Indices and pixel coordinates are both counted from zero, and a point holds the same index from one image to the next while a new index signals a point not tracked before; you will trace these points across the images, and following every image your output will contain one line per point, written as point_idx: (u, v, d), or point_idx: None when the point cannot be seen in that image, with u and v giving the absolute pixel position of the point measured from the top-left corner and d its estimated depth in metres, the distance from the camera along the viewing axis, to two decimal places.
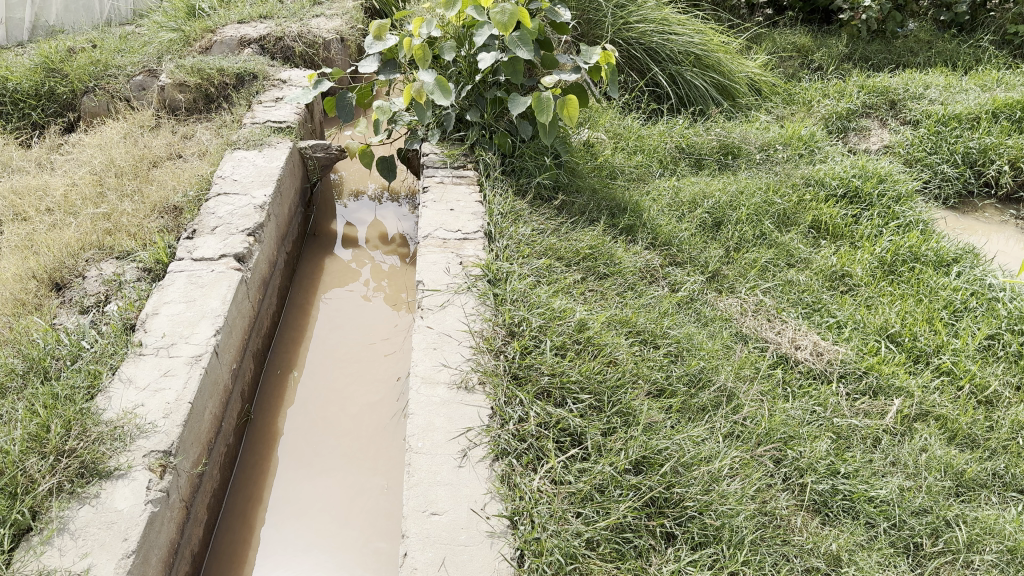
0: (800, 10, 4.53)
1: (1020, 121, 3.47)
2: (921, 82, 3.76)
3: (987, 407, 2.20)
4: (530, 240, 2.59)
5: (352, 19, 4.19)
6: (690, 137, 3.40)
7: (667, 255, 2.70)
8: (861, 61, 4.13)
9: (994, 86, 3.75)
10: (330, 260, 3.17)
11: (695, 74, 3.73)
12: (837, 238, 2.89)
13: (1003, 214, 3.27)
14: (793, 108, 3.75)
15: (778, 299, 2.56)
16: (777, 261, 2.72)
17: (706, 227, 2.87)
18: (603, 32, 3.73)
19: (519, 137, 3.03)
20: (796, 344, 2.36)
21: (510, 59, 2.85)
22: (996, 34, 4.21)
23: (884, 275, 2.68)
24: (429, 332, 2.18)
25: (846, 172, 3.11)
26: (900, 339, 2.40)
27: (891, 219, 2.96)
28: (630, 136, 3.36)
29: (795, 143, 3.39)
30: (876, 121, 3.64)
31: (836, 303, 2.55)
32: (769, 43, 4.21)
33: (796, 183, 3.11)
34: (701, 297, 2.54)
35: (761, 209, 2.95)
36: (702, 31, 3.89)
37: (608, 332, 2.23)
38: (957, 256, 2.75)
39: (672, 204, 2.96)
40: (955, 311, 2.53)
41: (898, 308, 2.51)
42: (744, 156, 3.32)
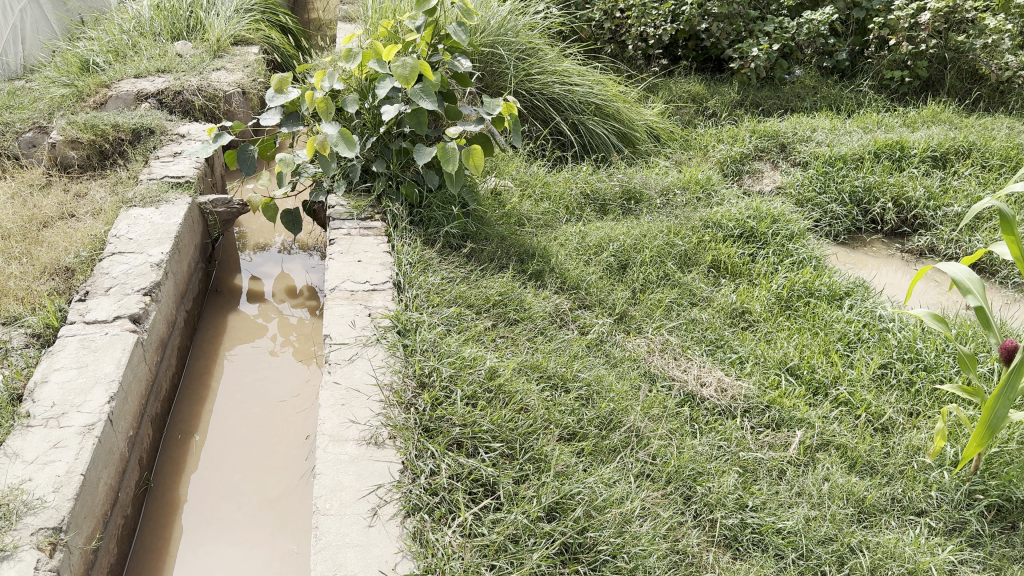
0: (693, 60, 4.74)
1: (900, 160, 3.69)
2: (808, 126, 3.97)
3: (883, 433, 2.29)
4: (440, 288, 2.58)
5: (253, 72, 4.16)
6: (594, 182, 3.48)
7: (576, 299, 2.74)
8: (752, 107, 4.34)
9: (874, 128, 3.99)
10: (234, 316, 3.09)
11: (596, 122, 3.84)
12: (736, 276, 3.00)
13: (890, 248, 3.44)
14: (690, 154, 3.90)
15: (683, 337, 2.63)
16: (680, 300, 2.80)
17: (612, 270, 2.93)
18: (506, 83, 3.81)
19: (426, 186, 3.04)
20: (701, 381, 2.42)
21: (413, 111, 2.87)
22: (874, 79, 4.44)
23: (781, 310, 2.79)
24: (337, 388, 2.14)
25: (741, 213, 3.24)
26: (799, 372, 2.49)
27: (786, 256, 3.09)
28: (536, 183, 3.41)
29: (693, 187, 3.51)
30: (767, 164, 3.83)
31: (737, 339, 2.63)
32: (665, 92, 4.38)
33: (695, 225, 3.21)
34: (610, 339, 2.58)
35: (664, 250, 3.04)
36: (601, 82, 4.01)
37: (518, 379, 2.23)
38: (848, 290, 2.88)
39: (578, 249, 3.02)
40: (849, 342, 2.65)
41: (796, 341, 2.61)
42: (646, 200, 3.42)
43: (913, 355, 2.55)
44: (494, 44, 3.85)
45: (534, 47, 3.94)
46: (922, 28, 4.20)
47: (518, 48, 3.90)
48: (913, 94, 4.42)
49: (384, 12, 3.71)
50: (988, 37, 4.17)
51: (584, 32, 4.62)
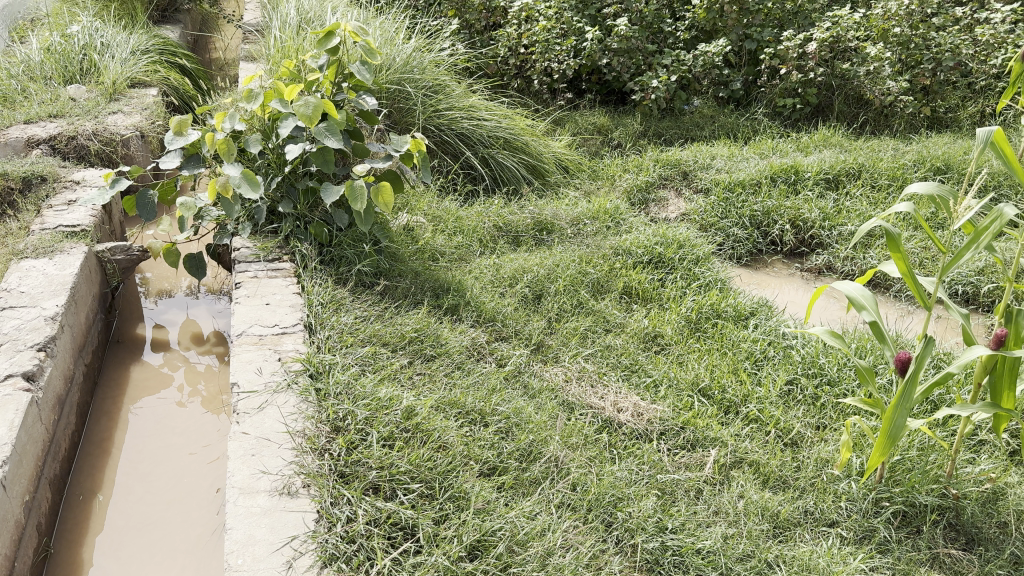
0: (597, 93, 4.86)
1: (795, 183, 3.86)
2: (708, 154, 4.12)
3: (793, 448, 2.37)
4: (353, 328, 2.55)
5: (152, 115, 4.05)
6: (506, 215, 3.51)
7: (492, 331, 2.75)
8: (655, 137, 4.49)
9: (770, 154, 4.17)
10: (137, 367, 2.97)
11: (505, 155, 3.88)
12: (648, 301, 3.06)
13: (790, 267, 3.57)
14: (598, 184, 3.99)
15: (599, 364, 2.66)
16: (595, 327, 2.84)
17: (527, 301, 2.95)
18: (414, 120, 3.82)
19: (335, 225, 3.01)
20: (618, 407, 2.45)
21: (319, 150, 2.84)
22: (768, 107, 4.64)
23: (691, 332, 2.87)
24: (247, 438, 2.08)
25: (649, 240, 3.32)
26: (711, 392, 2.56)
27: (693, 279, 3.18)
28: (448, 217, 3.42)
29: (602, 216, 3.58)
30: (671, 191, 3.94)
31: (651, 363, 2.68)
32: (571, 125, 4.48)
33: (606, 253, 3.28)
34: (527, 369, 2.59)
35: (577, 279, 3.08)
36: (508, 116, 4.06)
37: (436, 417, 2.21)
38: (753, 310, 2.98)
39: (493, 281, 3.03)
40: (756, 360, 2.73)
41: (706, 362, 2.68)
42: (558, 231, 3.47)
43: (816, 370, 2.64)
44: (400, 81, 3.86)
45: (441, 84, 3.97)
46: (810, 58, 4.42)
47: (425, 84, 3.91)
48: (804, 120, 4.63)
49: (287, 51, 3.67)
50: (870, 65, 4.40)
51: (490, 67, 4.69)
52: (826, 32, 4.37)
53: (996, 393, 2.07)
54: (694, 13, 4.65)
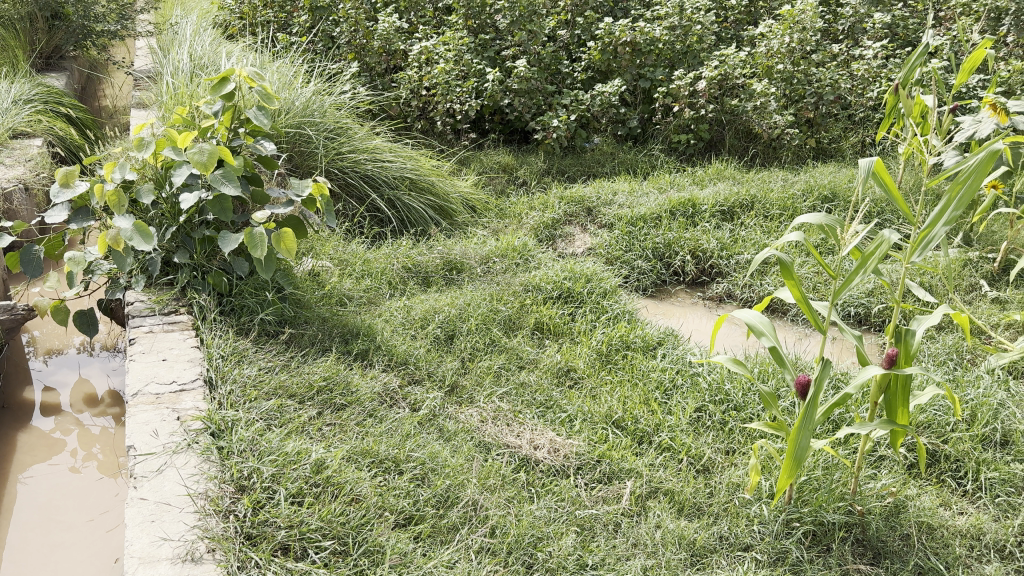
0: (500, 132, 4.93)
1: (693, 216, 3.99)
2: (610, 189, 4.22)
3: (705, 474, 2.41)
4: (257, 381, 2.47)
5: (37, 166, 3.87)
6: (415, 256, 3.49)
7: (405, 375, 2.70)
8: (559, 174, 4.58)
9: (668, 188, 4.31)
10: (25, 433, 2.79)
11: (412, 197, 3.87)
12: (559, 336, 3.09)
13: (693, 296, 3.67)
14: (506, 222, 4.02)
15: (514, 402, 2.65)
16: (508, 365, 2.83)
17: (439, 342, 2.92)
18: (316, 163, 3.77)
19: (235, 274, 2.92)
20: (535, 444, 2.44)
21: (215, 198, 2.76)
22: (664, 143, 4.80)
23: (602, 364, 2.90)
24: (145, 504, 1.97)
25: (558, 275, 3.36)
26: (624, 424, 2.58)
27: (602, 312, 3.22)
28: (356, 261, 3.37)
29: (511, 253, 3.60)
30: (577, 227, 4.02)
31: (565, 398, 2.69)
32: (476, 164, 4.53)
33: (516, 290, 3.29)
34: (442, 412, 2.55)
35: (488, 317, 3.08)
36: (413, 157, 4.05)
37: (347, 468, 2.16)
38: (660, 339, 3.04)
39: (404, 323, 2.99)
40: (666, 390, 2.78)
41: (618, 394, 2.70)
42: (467, 270, 3.47)
43: (723, 396, 2.70)
44: (300, 124, 3.80)
45: (343, 126, 3.93)
46: (700, 95, 4.61)
47: (326, 127, 3.86)
48: (698, 155, 4.82)
49: (180, 98, 3.57)
50: (756, 100, 4.58)
51: (392, 109, 4.69)
52: (714, 70, 4.56)
53: (891, 409, 2.16)
54: (589, 55, 4.79)
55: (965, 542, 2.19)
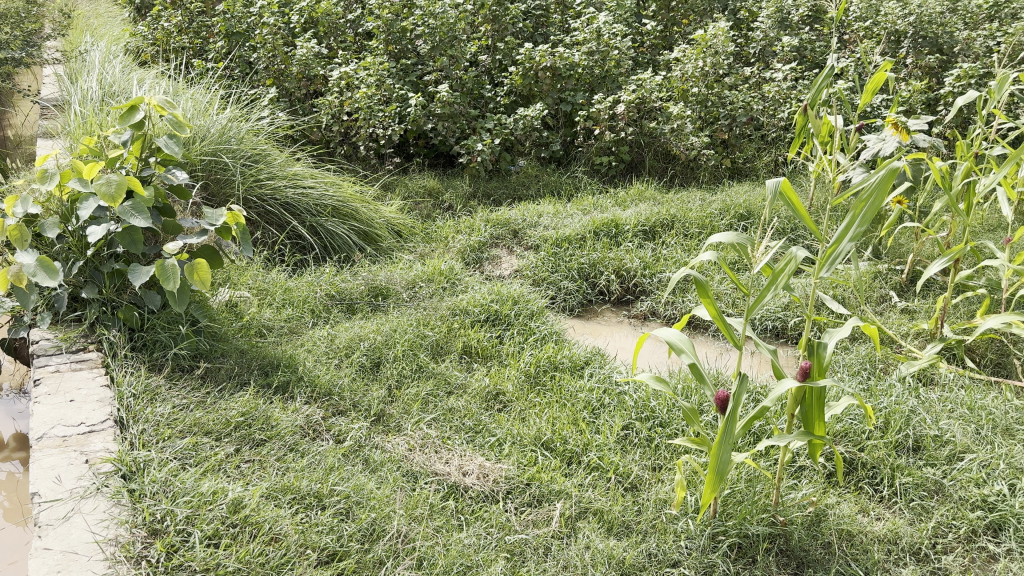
0: (425, 156, 4.95)
1: (616, 236, 4.06)
2: (535, 212, 4.25)
3: (633, 492, 2.42)
4: (171, 419, 2.39)
5: None
6: (339, 283, 3.44)
7: (329, 406, 2.65)
8: (484, 198, 4.60)
9: (592, 209, 4.37)
10: None
11: (335, 223, 3.83)
12: (487, 359, 3.08)
13: (619, 315, 3.70)
14: (432, 246, 4.01)
15: (442, 428, 2.62)
16: (436, 391, 2.80)
17: (365, 370, 2.88)
18: (233, 190, 3.67)
19: (147, 308, 2.82)
20: (463, 470, 2.41)
21: (125, 229, 2.66)
22: (587, 165, 4.88)
23: (531, 386, 2.90)
24: (50, 554, 1.88)
25: (485, 298, 3.36)
26: (553, 445, 2.58)
27: (529, 334, 3.23)
28: (276, 290, 3.31)
29: (437, 277, 3.58)
30: (503, 249, 4.03)
31: (494, 421, 2.67)
32: (401, 189, 4.52)
33: (443, 314, 3.28)
34: (368, 442, 2.50)
35: (415, 343, 3.05)
36: (335, 183, 4.01)
37: (266, 507, 2.10)
38: (587, 359, 3.06)
39: (327, 352, 2.94)
40: (594, 409, 2.79)
41: (547, 416, 2.71)
42: (393, 296, 3.43)
43: (649, 413, 2.73)
44: (216, 151, 3.70)
45: (261, 153, 3.87)
46: (620, 118, 4.70)
47: (243, 154, 3.79)
48: (620, 176, 4.92)
49: (89, 127, 3.45)
50: (673, 123, 4.69)
51: (314, 134, 4.64)
52: (632, 94, 4.64)
53: (808, 421, 2.21)
54: (511, 80, 4.84)
55: (883, 547, 2.26)
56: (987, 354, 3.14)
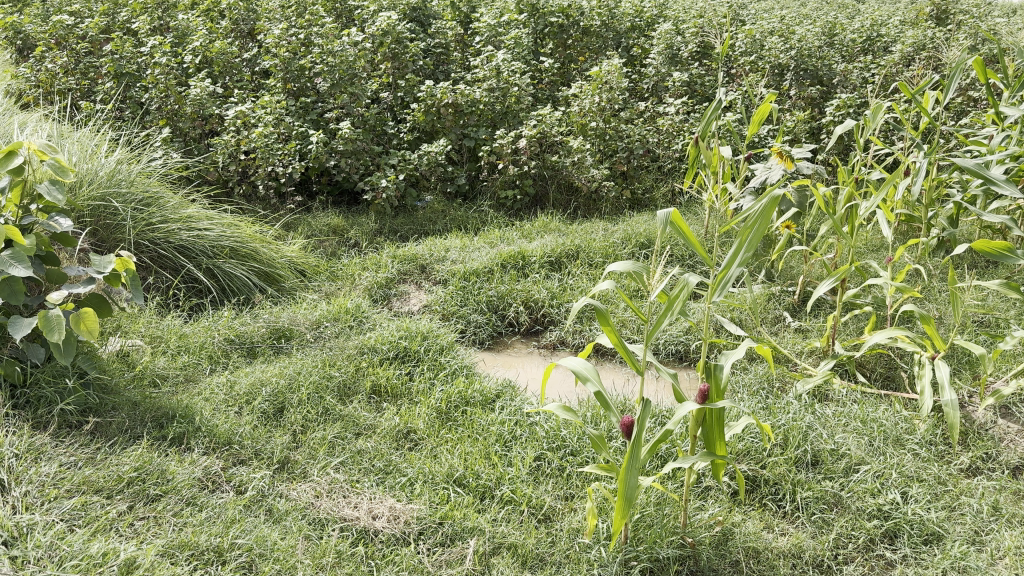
0: (328, 194, 4.91)
1: (523, 268, 4.12)
2: (441, 247, 4.27)
3: (546, 523, 2.42)
4: (57, 478, 2.27)
5: None
6: (238, 326, 3.35)
7: (229, 456, 2.56)
8: (390, 234, 4.58)
9: (498, 242, 4.41)
10: None
11: (233, 265, 3.74)
12: (397, 397, 3.04)
13: (529, 345, 3.71)
14: (338, 284, 3.95)
15: (350, 471, 2.56)
16: (344, 433, 2.75)
17: (267, 417, 2.81)
18: (123, 235, 3.53)
19: (30, 361, 2.68)
20: (373, 514, 2.35)
21: (3, 280, 2.52)
22: (492, 199, 4.94)
23: (442, 423, 2.88)
24: None
25: (393, 335, 3.33)
26: (466, 481, 2.56)
27: (439, 369, 3.22)
28: (170, 336, 3.21)
29: (343, 316, 3.53)
30: (411, 285, 4.01)
31: (405, 461, 2.63)
32: (304, 228, 4.45)
33: (349, 354, 3.22)
34: (272, 491, 2.42)
35: (321, 385, 2.99)
36: (233, 224, 3.92)
37: (161, 565, 2.01)
38: (498, 392, 3.07)
39: (227, 399, 2.85)
40: (506, 442, 2.79)
41: (458, 451, 2.68)
42: (297, 337, 3.36)
43: (560, 443, 2.75)
44: (105, 196, 3.56)
45: (153, 196, 3.75)
46: (522, 152, 4.78)
47: (134, 198, 3.67)
48: (525, 210, 4.99)
49: None
50: (574, 156, 4.80)
51: (210, 175, 4.54)
52: (533, 129, 4.72)
53: (710, 442, 2.26)
54: (414, 116, 4.87)
55: (788, 561, 2.32)
56: (877, 368, 3.30)
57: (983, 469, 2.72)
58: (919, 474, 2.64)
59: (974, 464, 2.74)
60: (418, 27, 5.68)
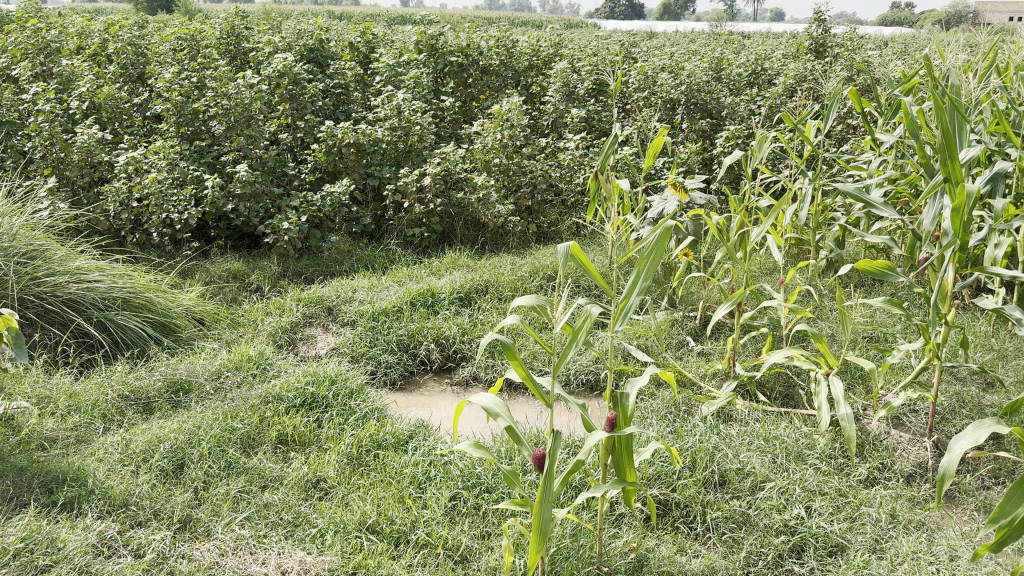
0: (228, 239, 4.79)
1: (432, 305, 4.11)
2: (348, 288, 4.22)
3: (463, 564, 2.38)
4: None
5: None
6: (133, 381, 3.22)
7: (126, 519, 2.44)
8: (294, 276, 4.50)
9: (407, 280, 4.39)
10: None
11: (126, 316, 3.59)
12: (305, 445, 2.96)
13: (441, 383, 3.68)
14: (240, 330, 3.85)
15: (257, 526, 2.48)
16: (249, 487, 2.66)
17: (166, 475, 2.69)
18: (6, 291, 3.36)
19: None
20: (282, 569, 2.27)
21: None
22: (399, 237, 4.92)
23: (353, 469, 2.82)
24: None
25: (300, 381, 3.26)
26: (379, 527, 2.50)
27: (349, 413, 3.16)
28: (59, 396, 3.06)
29: (246, 364, 3.44)
30: (318, 328, 3.94)
31: (315, 511, 2.56)
32: (203, 274, 4.33)
33: (253, 404, 3.12)
34: (173, 552, 2.32)
35: (223, 438, 2.89)
36: (125, 275, 3.79)
37: None
38: (411, 433, 3.04)
39: (123, 459, 2.73)
40: (420, 484, 2.75)
41: (371, 497, 2.63)
42: (196, 389, 3.25)
43: (475, 481, 2.74)
44: None
45: (38, 249, 3.60)
46: (427, 190, 4.78)
47: (17, 252, 3.51)
48: (433, 246, 4.98)
49: None
50: (479, 192, 4.84)
51: (101, 224, 4.38)
52: (437, 167, 4.75)
53: (621, 470, 2.28)
54: (314, 157, 4.82)
55: None
56: (776, 387, 3.42)
57: (879, 479, 2.84)
58: (820, 487, 2.74)
59: (871, 474, 2.86)
60: (316, 68, 5.66)
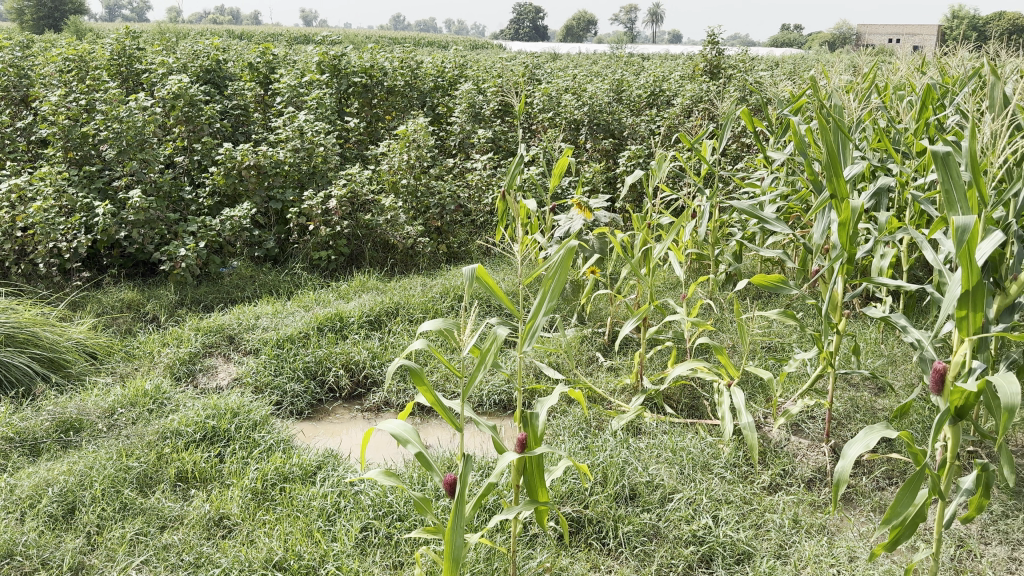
0: (121, 267, 4.60)
1: (340, 330, 4.04)
2: (251, 315, 4.11)
3: None
4: None
5: None
6: (17, 422, 3.04)
7: (10, 569, 2.30)
8: (193, 304, 4.34)
9: (313, 304, 4.31)
10: None
11: (9, 352, 3.37)
12: (206, 482, 2.85)
13: (351, 410, 3.60)
14: (135, 363, 3.70)
15: (155, 569, 2.37)
16: (146, 528, 2.54)
17: (55, 521, 2.55)
18: None
19: None
20: None
21: None
22: (305, 261, 4.82)
23: (258, 504, 2.73)
24: None
25: (200, 415, 3.15)
26: (286, 564, 2.41)
27: (253, 446, 3.06)
28: None
29: (141, 400, 3.30)
30: (219, 358, 3.81)
31: (217, 551, 2.46)
32: (94, 304, 4.14)
33: (150, 441, 2.99)
34: None
35: (117, 478, 2.75)
36: (8, 309, 3.58)
37: None
38: (318, 464, 2.97)
39: (7, 505, 2.57)
40: (329, 516, 2.69)
41: (277, 532, 2.54)
42: (87, 427, 3.09)
43: (386, 509, 2.69)
44: None
45: None
46: (332, 213, 4.71)
47: None
48: (340, 269, 4.91)
49: None
50: (386, 214, 4.80)
51: None
52: (342, 189, 4.69)
53: (533, 490, 2.27)
54: (213, 180, 4.70)
55: None
56: (682, 399, 3.51)
57: (781, 485, 2.94)
58: (725, 496, 2.81)
59: (774, 481, 2.95)
60: (214, 89, 5.53)
